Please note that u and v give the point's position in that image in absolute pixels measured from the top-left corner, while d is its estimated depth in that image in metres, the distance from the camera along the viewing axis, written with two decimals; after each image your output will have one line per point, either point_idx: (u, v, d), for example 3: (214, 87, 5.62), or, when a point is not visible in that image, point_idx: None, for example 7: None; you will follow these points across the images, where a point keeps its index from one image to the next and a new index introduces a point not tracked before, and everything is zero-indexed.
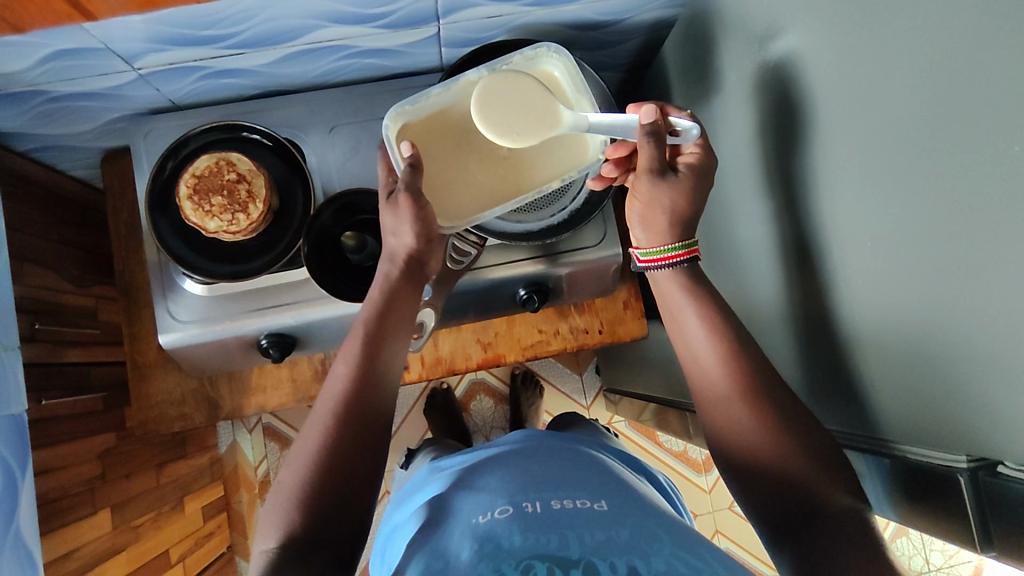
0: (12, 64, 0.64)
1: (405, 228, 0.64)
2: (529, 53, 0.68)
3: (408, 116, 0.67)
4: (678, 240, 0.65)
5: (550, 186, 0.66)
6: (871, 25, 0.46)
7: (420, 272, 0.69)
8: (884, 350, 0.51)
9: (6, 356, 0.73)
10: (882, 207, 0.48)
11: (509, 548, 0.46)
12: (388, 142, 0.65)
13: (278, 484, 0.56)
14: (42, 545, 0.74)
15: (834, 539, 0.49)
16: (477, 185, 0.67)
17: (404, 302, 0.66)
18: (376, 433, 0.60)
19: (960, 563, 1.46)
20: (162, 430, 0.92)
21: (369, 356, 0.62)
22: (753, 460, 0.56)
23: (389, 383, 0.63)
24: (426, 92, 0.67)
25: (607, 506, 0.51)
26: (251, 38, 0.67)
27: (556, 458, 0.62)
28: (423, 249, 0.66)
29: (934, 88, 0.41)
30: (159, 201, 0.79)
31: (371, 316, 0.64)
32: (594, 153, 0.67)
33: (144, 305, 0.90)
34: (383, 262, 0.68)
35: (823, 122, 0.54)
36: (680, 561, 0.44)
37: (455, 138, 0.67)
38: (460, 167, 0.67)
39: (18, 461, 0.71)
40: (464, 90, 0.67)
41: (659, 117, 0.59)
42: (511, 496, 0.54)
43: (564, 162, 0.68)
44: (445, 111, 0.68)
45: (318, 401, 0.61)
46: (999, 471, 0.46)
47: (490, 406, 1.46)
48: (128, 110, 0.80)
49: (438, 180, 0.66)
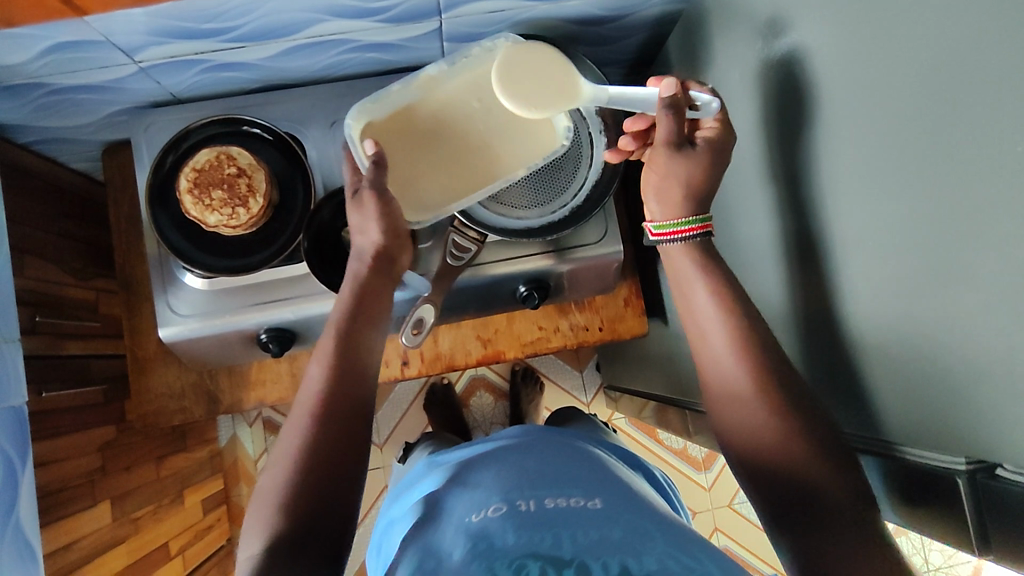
0: (13, 56, 0.63)
1: (371, 224, 0.66)
2: (489, 44, 0.68)
3: (372, 114, 0.70)
4: (692, 214, 0.65)
5: (516, 175, 0.70)
6: (876, 23, 0.46)
7: (391, 268, 0.69)
8: (884, 351, 0.51)
9: (6, 348, 0.74)
10: (884, 209, 0.48)
11: (502, 548, 0.47)
12: (351, 140, 0.68)
13: (260, 489, 0.56)
14: (41, 537, 0.74)
15: (833, 523, 0.50)
16: (441, 178, 0.71)
17: (375, 298, 0.67)
18: (357, 430, 0.59)
19: (960, 564, 1.45)
20: (162, 424, 0.92)
21: (344, 354, 0.62)
22: (754, 448, 0.57)
23: (368, 379, 0.63)
24: (387, 90, 0.70)
25: (601, 504, 0.51)
26: (252, 31, 0.67)
27: (548, 453, 0.61)
28: (390, 242, 0.67)
29: (937, 89, 0.41)
30: (159, 194, 0.79)
31: (343, 314, 0.65)
32: (560, 138, 0.71)
33: (145, 298, 0.91)
34: (353, 261, 0.69)
35: (827, 121, 0.53)
36: (673, 559, 0.44)
37: (418, 135, 0.70)
38: (426, 163, 0.70)
39: (19, 453, 0.72)
40: (424, 86, 0.70)
41: (679, 92, 0.61)
42: (505, 493, 0.54)
43: (530, 148, 0.71)
44: (406, 107, 0.70)
45: (296, 403, 0.61)
46: (998, 473, 0.46)
47: (490, 402, 1.46)
48: (128, 104, 0.80)
49: (403, 177, 0.70)
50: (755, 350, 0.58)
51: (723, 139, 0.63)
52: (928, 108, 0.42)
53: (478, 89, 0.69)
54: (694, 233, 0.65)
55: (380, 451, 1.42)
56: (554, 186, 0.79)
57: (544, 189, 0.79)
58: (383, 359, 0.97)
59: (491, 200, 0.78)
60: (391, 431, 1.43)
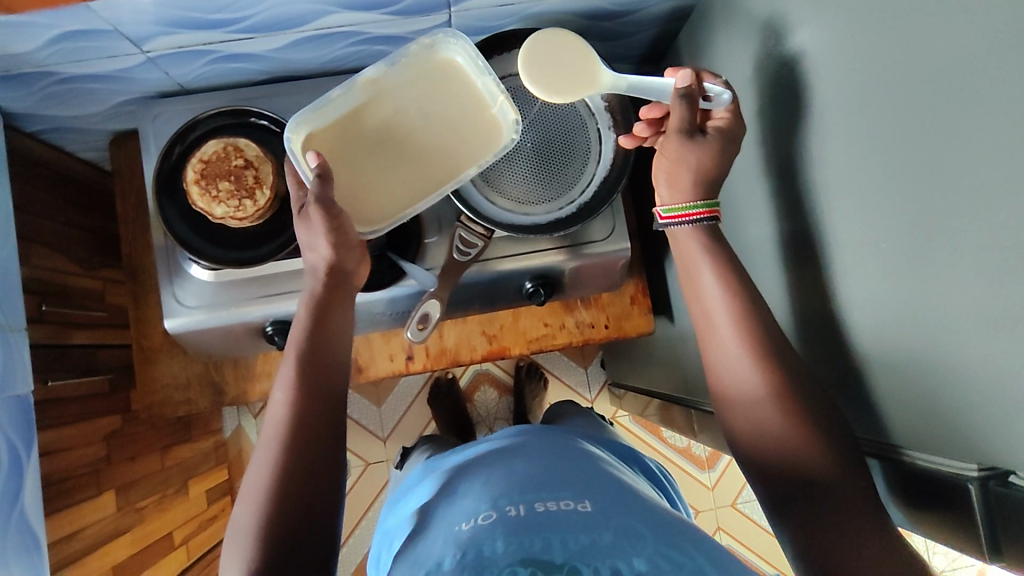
0: (21, 44, 0.63)
1: (320, 242, 0.62)
2: (427, 41, 0.68)
3: (312, 125, 0.68)
4: (700, 199, 0.64)
5: (467, 174, 0.68)
6: (890, 22, 0.46)
7: (348, 282, 0.67)
8: (892, 352, 0.51)
9: (11, 336, 0.74)
10: (894, 207, 0.48)
11: (492, 556, 0.46)
12: (294, 153, 0.65)
13: (234, 526, 0.56)
14: (46, 525, 0.74)
15: (829, 510, 0.50)
16: (389, 185, 0.68)
17: (332, 316, 0.64)
18: (325, 455, 0.58)
19: (963, 567, 1.44)
20: (167, 414, 0.92)
21: (304, 378, 0.61)
22: (754, 438, 0.57)
23: (332, 399, 0.62)
24: (326, 98, 0.68)
25: (592, 506, 0.50)
26: (261, 22, 0.67)
27: (536, 455, 0.60)
28: (342, 257, 0.64)
29: (956, 86, 0.41)
30: (166, 185, 0.79)
31: (301, 335, 0.63)
32: (509, 131, 0.68)
33: (151, 289, 0.91)
34: (308, 279, 0.66)
35: (838, 121, 0.53)
36: (663, 557, 0.45)
37: (364, 141, 0.68)
38: (374, 170, 0.68)
39: (24, 441, 0.73)
40: (364, 90, 0.69)
41: (694, 82, 0.61)
42: (494, 500, 0.53)
43: (479, 148, 0.69)
44: (348, 113, 0.69)
45: (263, 433, 0.60)
46: (1011, 481, 0.45)
47: (494, 398, 1.46)
48: (136, 94, 0.80)
49: (350, 186, 0.67)
50: (762, 350, 0.58)
51: (731, 136, 0.63)
52: (947, 117, 0.42)
53: (420, 89, 0.69)
54: (703, 218, 0.64)
55: (384, 445, 1.42)
56: (561, 182, 0.79)
57: (550, 186, 0.79)
58: (388, 354, 0.96)
59: (498, 195, 0.78)
60: (395, 425, 1.43)
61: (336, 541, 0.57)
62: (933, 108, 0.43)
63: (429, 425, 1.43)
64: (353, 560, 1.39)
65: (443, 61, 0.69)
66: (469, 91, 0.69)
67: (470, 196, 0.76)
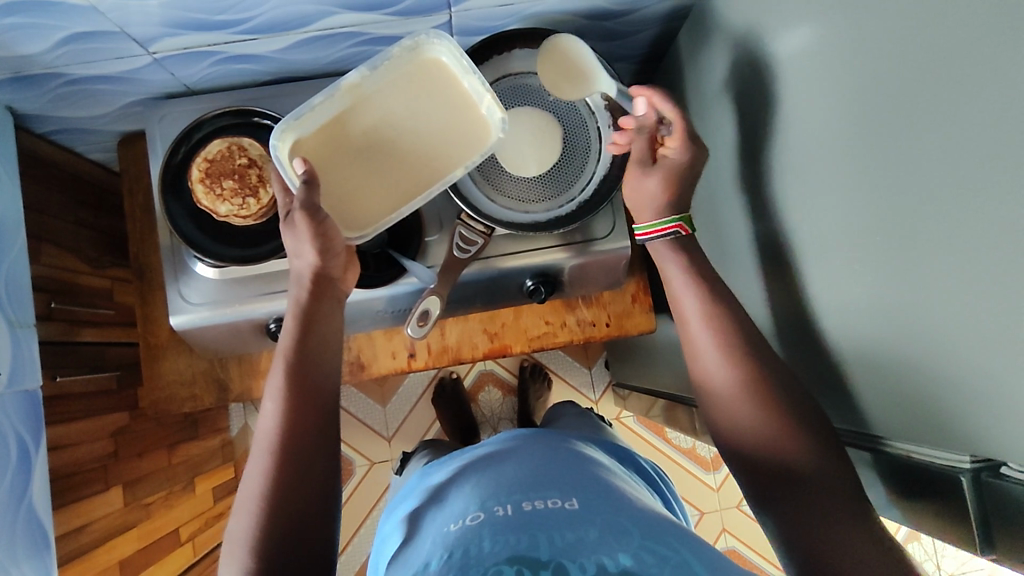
0: (30, 45, 0.65)
1: (306, 249, 0.64)
2: (410, 43, 0.69)
3: (297, 132, 0.69)
4: (667, 214, 0.65)
5: (455, 176, 0.68)
6: (870, 23, 0.46)
7: (334, 290, 0.68)
8: (875, 352, 0.51)
9: (19, 331, 0.76)
10: (873, 207, 0.48)
11: (478, 555, 0.46)
12: (280, 160, 0.66)
13: (232, 535, 0.56)
14: (55, 518, 0.75)
15: (812, 509, 0.50)
16: (376, 188, 0.69)
17: (319, 324, 0.66)
18: (320, 460, 0.59)
19: (972, 570, 1.42)
20: (173, 411, 0.94)
21: (295, 385, 0.62)
22: (742, 438, 0.56)
23: (325, 404, 0.63)
24: (310, 105, 0.68)
25: (578, 504, 0.51)
26: (264, 23, 0.68)
27: (525, 457, 0.61)
28: (328, 264, 0.66)
29: (934, 87, 0.41)
30: (172, 185, 0.80)
31: (291, 343, 0.64)
32: (496, 132, 0.69)
33: (158, 287, 0.92)
34: (294, 287, 0.67)
35: (821, 121, 0.53)
36: (647, 550, 0.45)
37: (349, 146, 0.69)
38: (361, 175, 0.69)
39: (32, 436, 0.74)
40: (348, 94, 0.70)
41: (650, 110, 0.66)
42: (483, 501, 0.54)
43: (469, 147, 0.70)
44: (332, 120, 0.70)
45: (255, 440, 0.60)
46: (1003, 472, 0.45)
47: (498, 398, 1.47)
48: (143, 94, 0.81)
49: (336, 191, 0.68)
50: (753, 346, 0.58)
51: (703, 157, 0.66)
52: (923, 114, 0.42)
53: (404, 91, 0.70)
54: (662, 234, 0.65)
55: (388, 444, 1.43)
56: (562, 181, 0.79)
57: (551, 185, 0.79)
58: (390, 351, 0.97)
59: (498, 194, 0.78)
60: (401, 423, 1.44)
61: (334, 543, 0.58)
62: (905, 109, 0.44)
63: (433, 424, 1.44)
64: (358, 557, 1.40)
65: (427, 62, 0.70)
66: (455, 91, 0.70)
67: (471, 194, 0.77)
